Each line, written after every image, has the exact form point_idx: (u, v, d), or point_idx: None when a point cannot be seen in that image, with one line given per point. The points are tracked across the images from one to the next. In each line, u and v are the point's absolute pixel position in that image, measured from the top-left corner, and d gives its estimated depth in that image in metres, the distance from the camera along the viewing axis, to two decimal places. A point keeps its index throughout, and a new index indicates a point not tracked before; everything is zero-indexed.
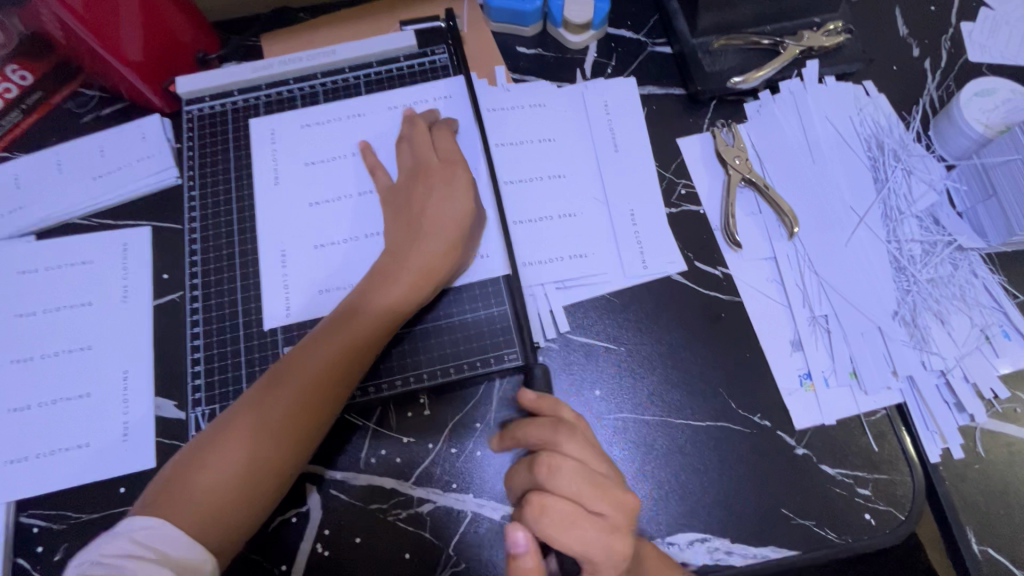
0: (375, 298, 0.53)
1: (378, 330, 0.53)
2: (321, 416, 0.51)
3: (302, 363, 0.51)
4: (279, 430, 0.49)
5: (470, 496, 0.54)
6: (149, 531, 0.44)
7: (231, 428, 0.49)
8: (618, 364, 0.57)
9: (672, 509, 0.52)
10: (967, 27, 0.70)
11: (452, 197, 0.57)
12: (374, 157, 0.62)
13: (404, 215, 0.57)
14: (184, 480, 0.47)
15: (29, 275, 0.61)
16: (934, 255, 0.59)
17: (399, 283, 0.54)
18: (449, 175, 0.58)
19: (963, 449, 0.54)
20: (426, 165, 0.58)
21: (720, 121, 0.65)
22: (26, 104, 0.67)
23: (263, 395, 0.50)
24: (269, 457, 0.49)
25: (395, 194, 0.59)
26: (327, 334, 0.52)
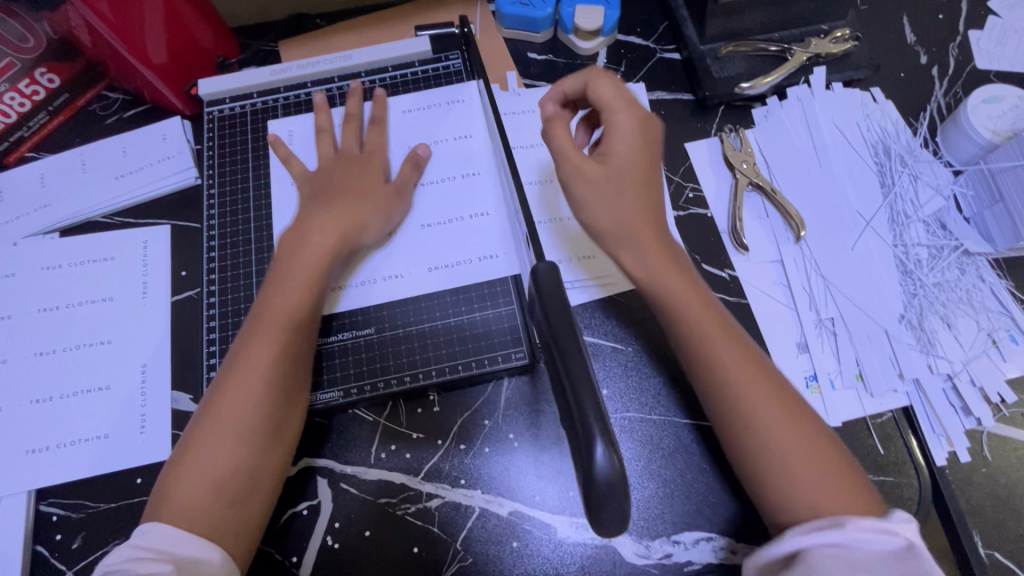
0: (286, 275, 0.53)
1: (298, 305, 0.52)
2: (277, 395, 0.50)
3: (244, 354, 0.50)
4: (242, 422, 0.48)
5: (478, 491, 0.54)
6: (147, 534, 0.44)
7: (198, 435, 0.48)
8: (625, 365, 0.58)
9: (679, 507, 0.53)
10: (975, 34, 0.70)
11: (369, 175, 0.60)
12: (285, 149, 0.65)
13: (314, 194, 0.59)
14: (170, 487, 0.47)
15: (52, 271, 0.63)
16: (941, 259, 0.59)
17: (308, 251, 0.54)
18: (364, 161, 0.62)
19: (970, 453, 0.54)
20: (349, 154, 0.62)
21: (728, 126, 0.66)
22: (52, 106, 0.69)
23: (217, 397, 0.49)
24: (242, 447, 0.48)
25: (315, 180, 0.61)
26: (257, 323, 0.51)
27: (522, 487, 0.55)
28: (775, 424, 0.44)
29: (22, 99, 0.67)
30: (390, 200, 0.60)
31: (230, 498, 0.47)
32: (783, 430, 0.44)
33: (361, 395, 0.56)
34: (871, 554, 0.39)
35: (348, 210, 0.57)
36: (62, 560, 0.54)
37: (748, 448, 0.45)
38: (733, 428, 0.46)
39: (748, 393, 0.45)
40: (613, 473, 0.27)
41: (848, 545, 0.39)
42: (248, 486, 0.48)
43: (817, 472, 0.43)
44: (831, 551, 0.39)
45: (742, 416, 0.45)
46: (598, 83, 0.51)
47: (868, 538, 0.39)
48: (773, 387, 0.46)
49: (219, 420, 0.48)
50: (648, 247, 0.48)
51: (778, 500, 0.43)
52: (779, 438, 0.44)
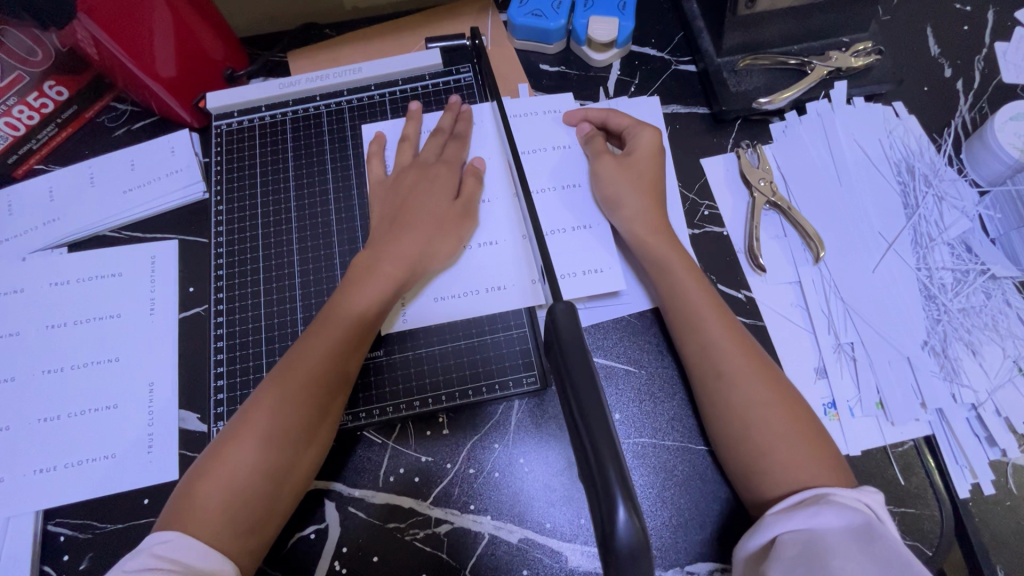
0: (355, 295, 0.55)
1: (360, 329, 0.54)
2: (320, 413, 0.51)
3: (296, 364, 0.52)
4: (282, 433, 0.49)
5: (488, 517, 0.54)
6: (169, 543, 0.44)
7: (235, 438, 0.49)
8: (638, 388, 0.57)
9: (693, 538, 0.52)
10: (1001, 46, 0.68)
11: (442, 195, 0.60)
12: (378, 145, 0.65)
13: (390, 209, 0.60)
14: (197, 494, 0.47)
15: (60, 287, 0.63)
16: (966, 284, 0.57)
17: (378, 272, 0.56)
18: (436, 176, 0.61)
19: (993, 485, 0.52)
20: (423, 165, 0.62)
21: (745, 141, 0.65)
22: (60, 118, 0.68)
23: (259, 403, 0.51)
24: (277, 461, 0.49)
25: (389, 191, 0.61)
26: (310, 337, 0.53)
27: (533, 513, 0.54)
28: (776, 425, 0.48)
29: (31, 112, 0.66)
30: (462, 219, 0.60)
31: (257, 511, 0.48)
32: (785, 435, 0.48)
33: (370, 418, 0.56)
34: (834, 529, 0.42)
35: (415, 232, 0.57)
36: None
37: (743, 447, 0.48)
38: (752, 431, 0.48)
39: (755, 396, 0.49)
40: (633, 541, 0.28)
41: (812, 524, 0.42)
42: (276, 499, 0.49)
43: (814, 473, 0.46)
44: (794, 529, 0.43)
45: (748, 417, 0.49)
46: (643, 132, 0.61)
47: (830, 514, 0.42)
48: (780, 390, 0.50)
49: (256, 434, 0.49)
50: (670, 255, 0.56)
51: (762, 494, 0.47)
52: (780, 438, 0.48)
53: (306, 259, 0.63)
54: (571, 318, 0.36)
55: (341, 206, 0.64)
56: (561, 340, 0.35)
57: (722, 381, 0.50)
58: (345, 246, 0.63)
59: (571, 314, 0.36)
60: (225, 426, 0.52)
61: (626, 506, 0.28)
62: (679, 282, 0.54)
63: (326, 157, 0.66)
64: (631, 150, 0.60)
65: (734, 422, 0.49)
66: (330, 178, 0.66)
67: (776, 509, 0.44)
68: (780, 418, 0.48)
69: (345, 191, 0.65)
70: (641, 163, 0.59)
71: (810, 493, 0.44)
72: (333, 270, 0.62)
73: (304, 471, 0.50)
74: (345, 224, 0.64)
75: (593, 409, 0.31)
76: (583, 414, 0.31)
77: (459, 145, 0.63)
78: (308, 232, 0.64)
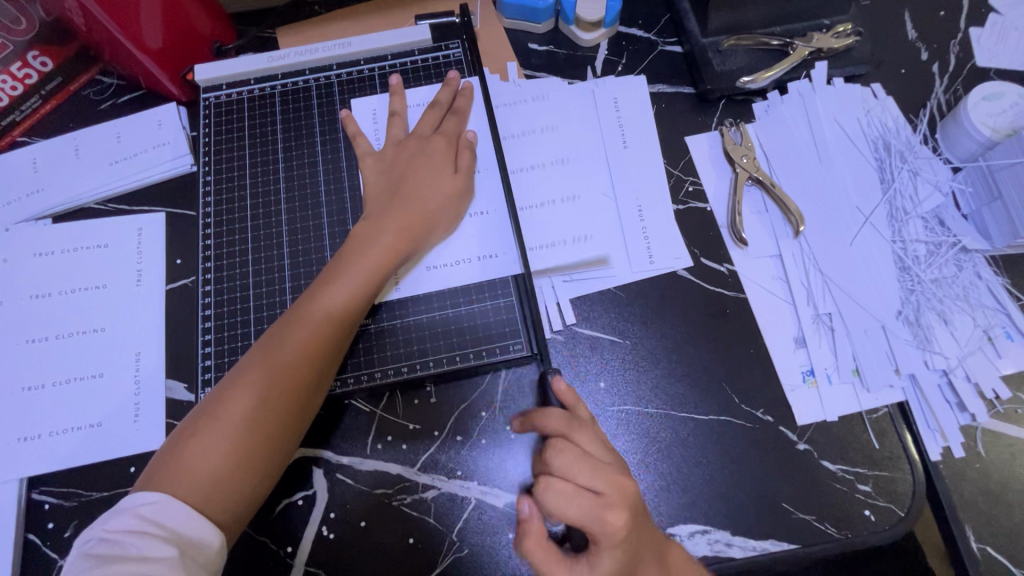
0: (343, 278, 0.54)
1: (353, 303, 0.54)
2: (306, 398, 0.51)
3: (282, 349, 0.51)
4: (267, 418, 0.49)
5: (475, 483, 0.54)
6: (154, 505, 0.45)
7: (214, 421, 0.48)
8: (623, 358, 0.58)
9: (674, 499, 0.53)
10: (975, 31, 0.70)
11: (432, 164, 0.60)
12: (356, 126, 0.65)
13: (385, 181, 0.60)
14: (175, 473, 0.47)
15: (44, 258, 0.62)
16: (939, 256, 0.59)
17: (376, 242, 0.56)
18: (432, 153, 0.61)
19: (963, 448, 0.54)
20: (416, 140, 0.62)
21: (729, 120, 0.66)
22: (45, 90, 0.68)
23: (243, 386, 0.50)
24: (260, 445, 0.49)
25: (383, 163, 0.62)
26: (296, 320, 0.53)
27: (519, 478, 0.54)
28: None
29: (15, 82, 0.66)
30: (460, 194, 0.60)
31: (244, 478, 0.48)
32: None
33: (358, 385, 0.56)
34: None
35: (408, 205, 0.58)
36: (55, 548, 0.53)
37: None
38: None
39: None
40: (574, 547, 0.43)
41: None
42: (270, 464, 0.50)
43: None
44: None
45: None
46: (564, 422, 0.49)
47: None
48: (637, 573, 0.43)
49: (238, 420, 0.49)
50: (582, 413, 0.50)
51: None
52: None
53: (294, 229, 0.63)
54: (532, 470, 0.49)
55: (329, 179, 0.65)
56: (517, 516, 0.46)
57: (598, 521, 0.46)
58: (334, 218, 0.63)
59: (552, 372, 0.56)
60: (200, 403, 0.51)
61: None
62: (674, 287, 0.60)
63: (315, 130, 0.67)
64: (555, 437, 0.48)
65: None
66: (320, 149, 0.66)
67: None
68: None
69: (334, 163, 0.65)
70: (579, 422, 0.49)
71: None
72: (322, 241, 0.62)
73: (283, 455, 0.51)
74: (333, 195, 0.64)
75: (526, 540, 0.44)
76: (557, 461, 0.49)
77: (457, 119, 0.64)
78: (297, 204, 0.64)
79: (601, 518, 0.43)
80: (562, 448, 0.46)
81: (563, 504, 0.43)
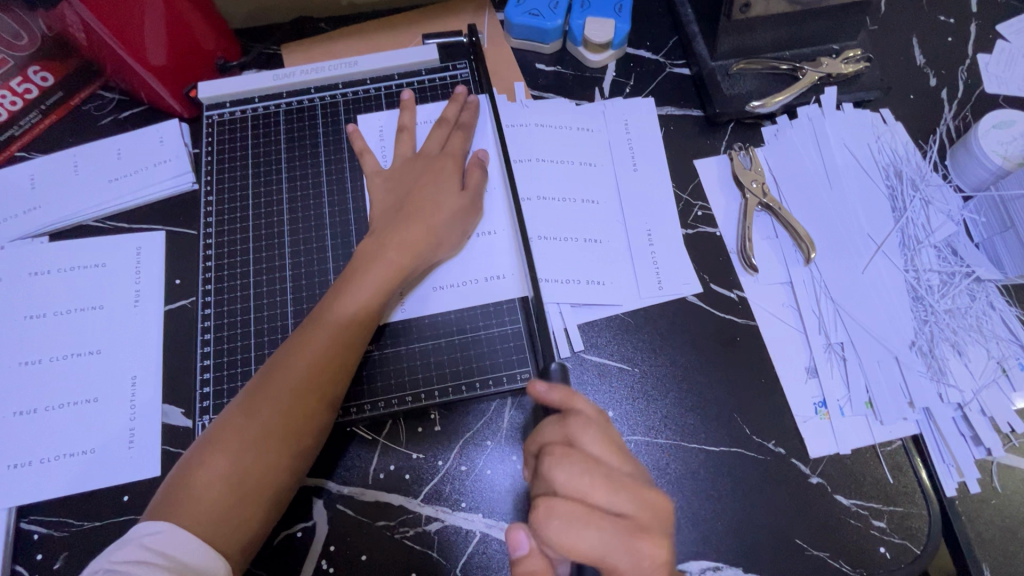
0: (347, 295, 0.53)
1: (357, 323, 0.53)
2: (311, 415, 0.50)
3: (287, 367, 0.50)
4: (271, 438, 0.48)
5: (479, 516, 0.53)
6: (158, 535, 0.44)
7: (218, 443, 0.48)
8: (632, 387, 0.57)
9: (686, 536, 0.52)
10: (983, 58, 0.70)
11: (445, 186, 0.59)
12: (362, 141, 0.64)
13: (395, 200, 0.59)
14: (180, 498, 0.46)
15: (40, 277, 0.61)
16: (952, 286, 0.58)
17: (383, 260, 0.55)
18: (441, 169, 0.60)
19: (979, 484, 0.53)
20: (428, 158, 0.61)
21: (738, 144, 0.66)
22: (45, 105, 0.67)
23: (247, 407, 0.49)
24: (263, 465, 0.47)
25: (392, 182, 0.61)
26: (300, 338, 0.52)
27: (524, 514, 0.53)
28: None
29: (15, 98, 0.65)
30: (468, 211, 0.59)
31: (253, 503, 0.47)
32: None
33: (361, 414, 0.55)
34: None
35: (420, 222, 0.57)
36: None
37: None
38: None
39: None
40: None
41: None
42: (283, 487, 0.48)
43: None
44: None
45: None
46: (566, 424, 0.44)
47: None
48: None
49: (241, 441, 0.48)
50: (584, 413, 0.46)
51: None
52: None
53: (297, 250, 0.62)
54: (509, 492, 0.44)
55: (334, 199, 0.64)
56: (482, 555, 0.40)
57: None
58: (338, 240, 0.62)
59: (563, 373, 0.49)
60: (210, 427, 0.50)
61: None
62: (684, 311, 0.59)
63: (320, 150, 0.66)
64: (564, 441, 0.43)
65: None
66: (324, 170, 0.65)
67: None
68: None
69: (338, 183, 0.64)
70: (589, 422, 0.44)
71: None
72: (325, 263, 0.61)
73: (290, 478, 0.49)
74: (337, 216, 0.63)
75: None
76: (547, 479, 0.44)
77: (463, 135, 0.63)
78: (300, 224, 0.63)
79: (633, 545, 0.38)
80: (571, 459, 0.41)
81: (579, 529, 0.38)
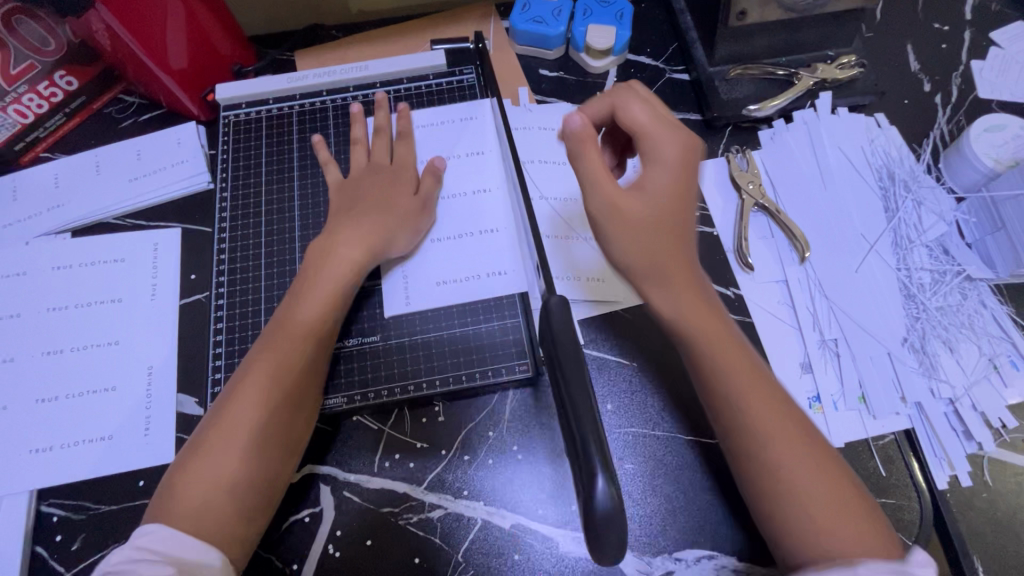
0: (307, 298, 0.54)
1: (312, 320, 0.54)
2: (282, 409, 0.51)
3: (253, 372, 0.51)
4: (244, 438, 0.49)
5: (481, 503, 0.54)
6: (150, 535, 0.45)
7: (198, 454, 0.48)
8: (630, 381, 0.58)
9: (682, 525, 0.53)
10: (977, 64, 0.72)
11: (399, 188, 0.61)
12: (360, 130, 0.66)
13: (348, 197, 0.60)
14: (168, 509, 0.46)
15: (63, 271, 0.63)
16: (944, 284, 0.60)
17: (335, 259, 0.56)
18: (393, 176, 0.62)
19: (971, 477, 0.54)
20: (377, 167, 0.63)
21: (735, 147, 0.67)
22: (69, 108, 0.70)
23: (218, 416, 0.50)
24: (243, 464, 0.48)
25: (347, 188, 0.61)
26: (265, 341, 0.53)
27: (525, 501, 0.55)
28: (788, 464, 0.43)
29: (41, 101, 0.67)
30: (420, 213, 0.60)
31: (237, 500, 0.48)
32: (807, 484, 0.42)
33: (365, 402, 0.57)
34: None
35: (377, 224, 0.58)
36: (61, 561, 0.54)
37: (766, 494, 0.43)
38: (767, 489, 0.43)
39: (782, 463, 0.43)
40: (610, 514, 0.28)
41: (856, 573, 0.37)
42: (273, 481, 0.50)
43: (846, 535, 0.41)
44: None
45: (765, 469, 0.43)
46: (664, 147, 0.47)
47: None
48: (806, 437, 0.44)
49: (211, 449, 0.48)
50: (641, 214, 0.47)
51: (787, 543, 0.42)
52: (811, 491, 0.42)
53: (307, 246, 0.64)
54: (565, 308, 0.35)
55: None
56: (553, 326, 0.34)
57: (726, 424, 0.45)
58: None
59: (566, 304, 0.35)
60: (186, 443, 0.51)
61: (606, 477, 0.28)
62: None
63: (330, 151, 0.68)
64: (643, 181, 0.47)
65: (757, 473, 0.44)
66: (334, 170, 0.67)
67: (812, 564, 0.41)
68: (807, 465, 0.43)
69: None
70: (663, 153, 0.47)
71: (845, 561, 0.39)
72: None
73: (271, 470, 0.50)
74: None
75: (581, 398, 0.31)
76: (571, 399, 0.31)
77: (407, 144, 0.65)
78: (310, 221, 0.65)
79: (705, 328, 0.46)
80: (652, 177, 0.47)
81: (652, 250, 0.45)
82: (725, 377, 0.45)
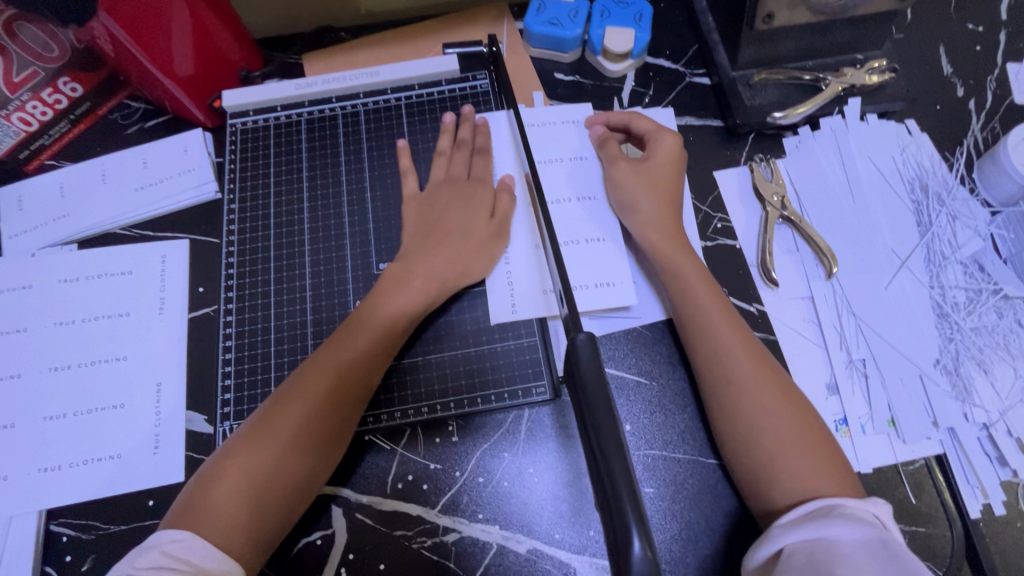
0: (380, 306, 0.55)
1: (389, 335, 0.55)
2: (344, 415, 0.52)
3: (320, 368, 0.52)
4: (301, 436, 0.50)
5: (497, 527, 0.53)
6: (180, 543, 0.44)
7: (243, 445, 0.49)
8: (649, 401, 0.56)
9: (702, 552, 0.51)
10: (1013, 68, 0.69)
11: (473, 212, 0.61)
12: (406, 160, 0.65)
13: (424, 223, 0.61)
14: (205, 502, 0.47)
15: (69, 284, 0.62)
16: (979, 303, 0.57)
17: (410, 286, 0.56)
18: (472, 194, 0.62)
19: (1004, 505, 0.52)
20: (455, 181, 0.63)
21: (759, 155, 0.65)
22: (74, 115, 0.68)
23: (278, 407, 0.51)
24: (290, 466, 0.49)
25: (423, 208, 0.62)
26: (337, 338, 0.54)
27: (542, 524, 0.53)
28: (783, 432, 0.49)
29: (45, 108, 0.66)
30: (495, 238, 0.60)
31: (270, 504, 0.48)
32: (791, 441, 0.49)
33: (379, 423, 0.56)
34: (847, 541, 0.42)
35: (449, 249, 0.58)
36: None
37: (753, 454, 0.49)
38: (775, 465, 0.48)
39: (782, 438, 0.49)
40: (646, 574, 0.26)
41: (823, 533, 0.42)
42: (306, 487, 0.50)
43: (820, 481, 0.47)
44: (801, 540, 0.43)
45: (763, 440, 0.49)
46: (663, 138, 0.62)
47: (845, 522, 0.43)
48: (791, 396, 0.51)
49: (263, 444, 0.49)
50: (658, 219, 0.59)
51: (771, 501, 0.48)
52: (801, 464, 0.48)
53: (317, 259, 0.62)
54: (593, 351, 0.33)
55: (353, 210, 0.64)
56: (581, 370, 0.33)
57: (726, 385, 0.51)
58: (357, 250, 0.63)
59: (593, 346, 0.34)
60: (236, 432, 0.52)
61: (642, 539, 0.26)
62: (693, 291, 0.55)
63: (339, 159, 0.66)
64: (648, 155, 0.61)
65: (743, 426, 0.50)
66: (344, 179, 0.66)
67: (785, 521, 0.45)
68: (791, 422, 0.49)
69: (357, 194, 0.65)
70: (664, 153, 0.61)
71: (820, 505, 0.45)
72: (344, 272, 0.62)
73: (314, 476, 0.50)
74: (356, 226, 0.64)
75: (610, 442, 0.29)
76: (601, 447, 0.30)
77: (483, 159, 0.64)
78: (320, 234, 0.63)
79: (715, 310, 0.54)
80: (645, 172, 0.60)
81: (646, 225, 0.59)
82: (737, 363, 0.52)
